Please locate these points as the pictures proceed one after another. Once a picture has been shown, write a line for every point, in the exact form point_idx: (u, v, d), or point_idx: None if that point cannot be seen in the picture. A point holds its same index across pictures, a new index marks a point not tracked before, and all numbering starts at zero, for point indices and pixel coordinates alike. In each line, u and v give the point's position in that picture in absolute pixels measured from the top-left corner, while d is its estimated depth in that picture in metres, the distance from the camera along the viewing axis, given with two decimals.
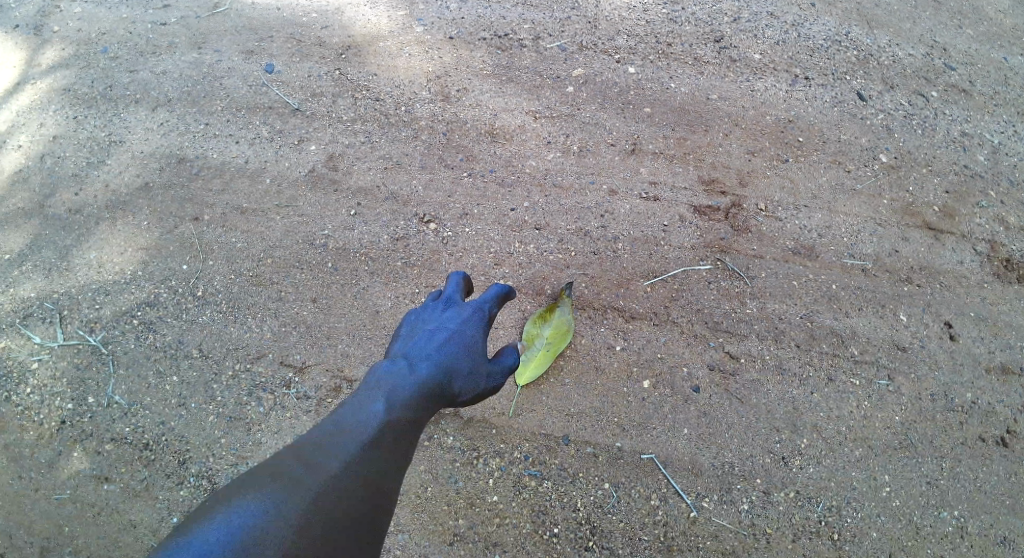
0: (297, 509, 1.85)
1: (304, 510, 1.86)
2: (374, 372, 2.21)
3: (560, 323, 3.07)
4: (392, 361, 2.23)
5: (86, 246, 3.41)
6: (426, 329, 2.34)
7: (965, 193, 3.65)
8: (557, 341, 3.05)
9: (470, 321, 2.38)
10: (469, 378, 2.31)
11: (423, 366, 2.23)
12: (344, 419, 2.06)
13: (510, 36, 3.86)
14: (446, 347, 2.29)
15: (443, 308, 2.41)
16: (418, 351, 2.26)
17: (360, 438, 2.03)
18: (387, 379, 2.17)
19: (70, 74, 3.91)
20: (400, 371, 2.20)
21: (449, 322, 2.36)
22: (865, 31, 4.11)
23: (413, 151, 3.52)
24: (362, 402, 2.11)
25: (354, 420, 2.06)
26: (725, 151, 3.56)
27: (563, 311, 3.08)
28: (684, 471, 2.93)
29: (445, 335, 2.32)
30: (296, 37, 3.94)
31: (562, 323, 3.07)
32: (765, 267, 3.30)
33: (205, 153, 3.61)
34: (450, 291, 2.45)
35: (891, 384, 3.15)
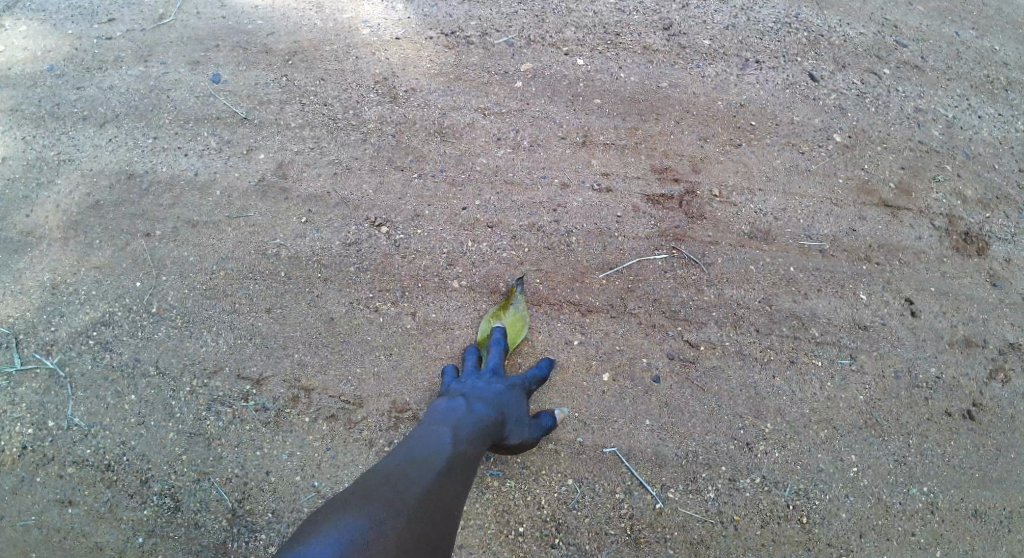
0: (393, 524, 2.17)
1: (398, 527, 2.17)
2: (439, 414, 2.60)
3: (516, 317, 3.11)
4: (454, 406, 2.65)
5: (39, 268, 3.35)
6: (478, 388, 2.79)
7: (921, 169, 3.67)
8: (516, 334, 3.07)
9: (515, 385, 2.86)
10: (517, 428, 2.74)
11: (482, 412, 2.65)
12: (422, 448, 2.43)
13: (457, 34, 3.83)
14: (497, 400, 2.74)
15: (490, 375, 2.89)
16: (475, 398, 2.71)
17: (437, 464, 2.39)
18: (453, 417, 2.58)
19: (16, 93, 3.84)
20: (461, 412, 2.61)
21: (497, 383, 2.83)
22: (814, 12, 4.11)
23: (363, 154, 3.49)
24: (435, 434, 2.49)
25: (431, 449, 2.43)
26: (677, 139, 3.56)
27: (517, 306, 3.13)
28: (648, 462, 2.92)
29: (495, 392, 2.78)
30: (242, 45, 3.90)
31: (518, 317, 3.11)
32: (721, 253, 3.30)
33: (155, 168, 3.57)
34: (495, 358, 2.95)
35: (853, 364, 3.15)
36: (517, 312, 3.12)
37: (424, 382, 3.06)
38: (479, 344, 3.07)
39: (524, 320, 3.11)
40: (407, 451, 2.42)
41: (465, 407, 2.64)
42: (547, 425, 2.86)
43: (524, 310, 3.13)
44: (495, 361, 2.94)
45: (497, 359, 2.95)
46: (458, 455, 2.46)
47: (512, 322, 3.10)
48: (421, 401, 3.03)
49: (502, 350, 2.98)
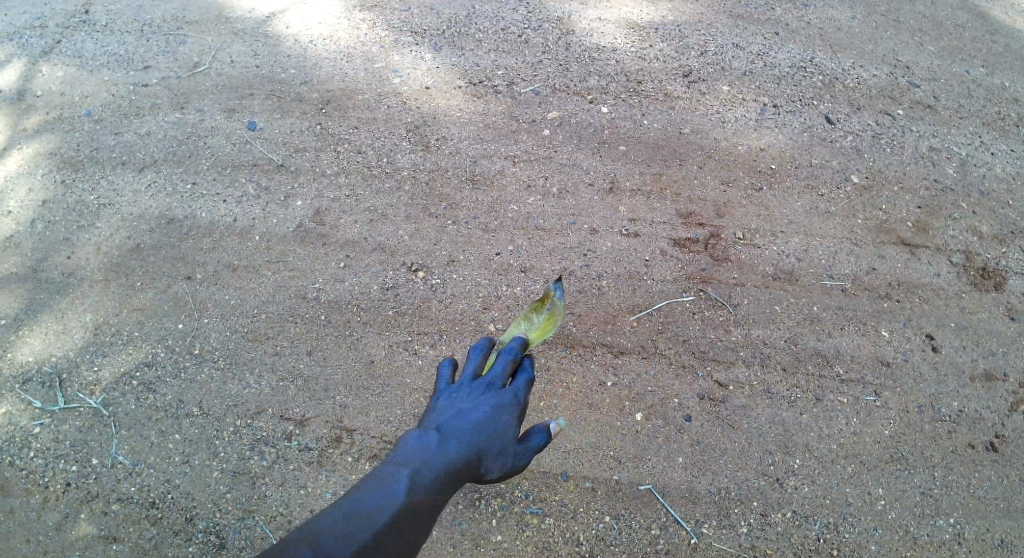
0: None
1: None
2: (406, 445, 2.22)
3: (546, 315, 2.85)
4: (422, 438, 2.23)
5: (81, 308, 3.46)
6: (459, 411, 2.33)
7: (937, 207, 3.77)
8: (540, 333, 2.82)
9: (504, 409, 2.37)
10: (495, 463, 2.29)
11: (451, 451, 2.22)
12: (374, 490, 2.05)
13: (484, 83, 4.03)
14: (475, 431, 2.28)
15: (479, 392, 2.39)
16: (449, 427, 2.28)
17: (383, 522, 2.00)
18: (416, 454, 2.18)
19: (55, 138, 4.06)
20: (427, 449, 2.20)
21: (483, 405, 2.35)
22: (829, 56, 4.29)
23: (397, 202, 3.62)
24: (393, 475, 2.11)
25: (381, 500, 2.03)
26: (700, 184, 3.68)
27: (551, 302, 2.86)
28: (683, 498, 2.98)
29: (476, 421, 2.31)
30: (276, 93, 4.07)
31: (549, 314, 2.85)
32: (747, 294, 3.40)
33: (194, 213, 3.69)
34: (495, 370, 2.47)
35: (877, 400, 3.22)
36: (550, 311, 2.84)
37: None
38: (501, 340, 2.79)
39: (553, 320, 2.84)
40: (351, 500, 2.02)
41: (435, 443, 2.22)
42: (535, 450, 2.38)
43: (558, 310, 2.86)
44: (494, 374, 2.46)
45: (498, 369, 2.47)
46: (413, 506, 2.07)
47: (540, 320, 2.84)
48: None
49: (507, 359, 2.51)
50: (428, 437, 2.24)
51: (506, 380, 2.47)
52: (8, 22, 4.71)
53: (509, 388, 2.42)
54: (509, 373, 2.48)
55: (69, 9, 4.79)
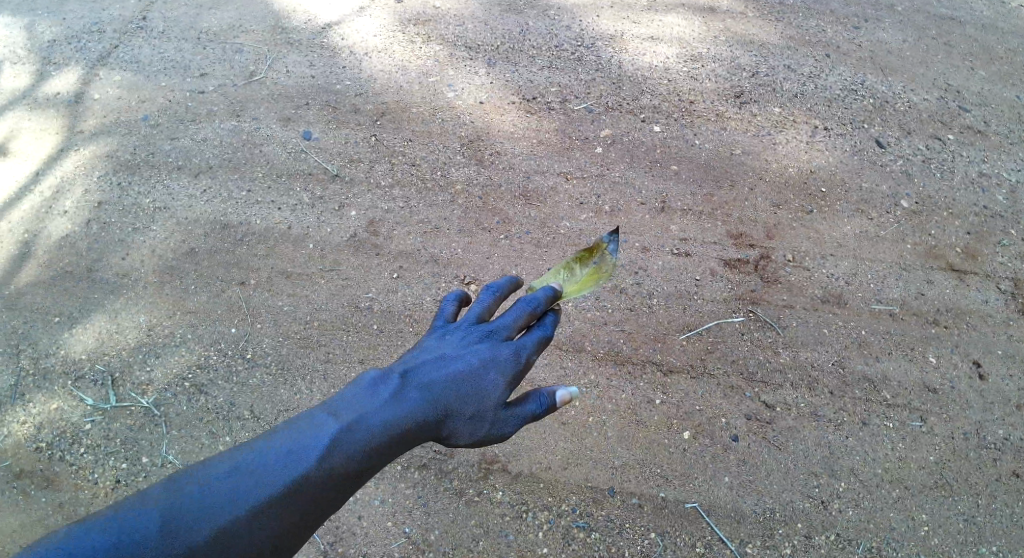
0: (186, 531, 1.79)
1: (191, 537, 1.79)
2: (360, 390, 2.04)
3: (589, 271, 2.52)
4: (381, 386, 2.05)
5: (135, 309, 3.55)
6: (442, 360, 2.12)
7: (986, 233, 3.75)
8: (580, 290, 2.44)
9: (495, 369, 2.12)
10: (464, 424, 2.09)
11: (404, 409, 2.03)
12: (294, 437, 1.93)
13: (538, 100, 4.19)
14: (444, 390, 2.08)
15: (474, 342, 2.15)
16: (418, 376, 2.08)
17: (293, 470, 1.89)
18: (361, 406, 2.01)
19: (112, 141, 4.18)
20: (377, 402, 2.02)
21: (468, 359, 2.12)
22: (880, 79, 4.37)
23: (450, 215, 3.71)
24: (324, 425, 1.96)
25: (300, 446, 1.92)
26: (751, 206, 3.75)
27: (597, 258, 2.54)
28: (727, 518, 2.96)
29: (451, 376, 2.09)
30: (332, 104, 4.22)
31: (592, 271, 2.52)
32: (796, 316, 3.41)
33: (248, 220, 3.78)
34: (506, 317, 2.19)
35: (924, 425, 3.18)
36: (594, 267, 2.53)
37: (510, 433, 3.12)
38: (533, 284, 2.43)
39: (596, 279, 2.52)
40: (270, 440, 1.93)
41: (393, 395, 2.04)
42: (524, 418, 2.14)
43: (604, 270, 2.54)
44: (503, 322, 2.18)
45: (510, 319, 2.18)
46: (328, 471, 1.92)
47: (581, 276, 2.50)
48: (508, 452, 3.08)
49: (523, 309, 2.20)
50: (387, 387, 2.05)
51: (517, 331, 2.19)
52: (68, 28, 4.87)
53: (512, 343, 2.16)
54: (520, 326, 2.19)
55: (128, 15, 4.92)
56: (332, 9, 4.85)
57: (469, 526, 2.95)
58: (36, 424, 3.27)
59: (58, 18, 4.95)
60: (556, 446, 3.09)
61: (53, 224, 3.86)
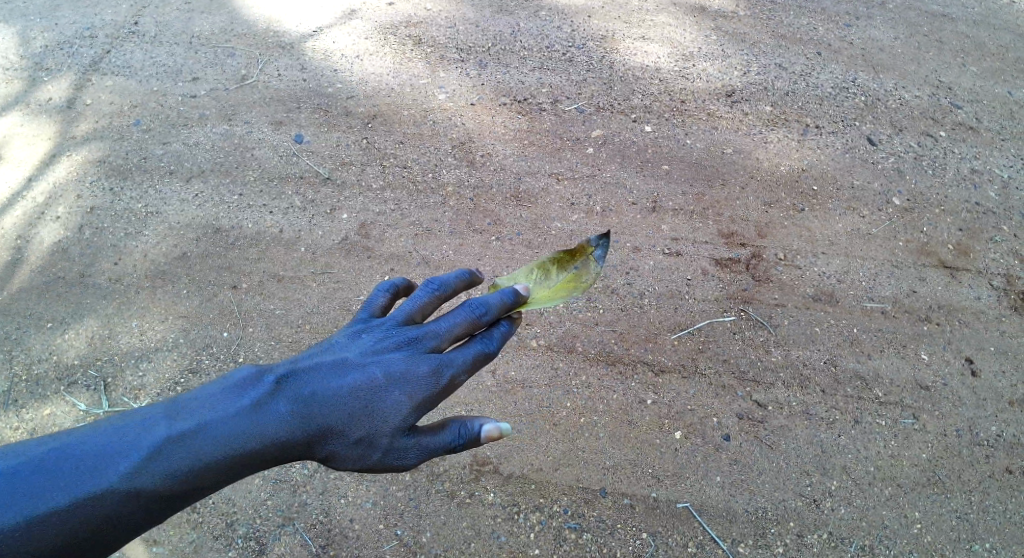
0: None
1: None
2: (226, 387, 1.80)
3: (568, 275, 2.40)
4: (251, 387, 1.81)
5: (127, 314, 3.55)
6: (340, 367, 1.89)
7: (978, 230, 3.75)
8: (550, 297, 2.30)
9: (402, 387, 1.89)
10: (346, 447, 1.86)
11: (269, 419, 1.78)
12: (129, 435, 1.69)
13: (529, 100, 4.19)
14: (325, 404, 1.84)
15: (386, 351, 1.92)
16: (302, 384, 1.85)
17: (117, 474, 1.66)
18: (216, 409, 1.76)
19: (104, 146, 4.18)
20: (236, 407, 1.77)
21: (371, 371, 1.89)
22: (871, 77, 4.37)
23: (442, 217, 3.71)
24: (164, 424, 1.71)
25: (130, 447, 1.68)
26: (742, 205, 3.75)
27: (580, 261, 2.42)
28: (719, 518, 2.96)
29: (342, 389, 1.86)
30: (323, 107, 4.23)
31: (571, 275, 2.39)
32: (787, 315, 3.41)
33: (240, 223, 3.78)
34: (440, 323, 1.97)
35: (916, 423, 3.18)
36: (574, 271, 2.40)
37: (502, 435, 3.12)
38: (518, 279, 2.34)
39: (574, 284, 2.38)
40: (101, 435, 1.69)
41: (261, 401, 1.79)
42: (428, 449, 1.91)
43: (585, 277, 2.40)
44: (433, 329, 1.96)
45: (444, 327, 1.96)
46: (140, 487, 1.66)
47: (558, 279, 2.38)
48: (500, 454, 3.08)
49: (466, 318, 1.97)
50: (257, 389, 1.81)
51: (447, 343, 1.97)
52: (61, 33, 4.87)
53: (432, 357, 1.93)
54: (451, 338, 1.96)
55: (120, 20, 4.93)
56: (314, 19, 4.81)
57: (461, 528, 2.95)
58: (28, 430, 3.26)
59: (50, 24, 4.95)
60: (548, 447, 3.09)
61: (46, 230, 3.86)
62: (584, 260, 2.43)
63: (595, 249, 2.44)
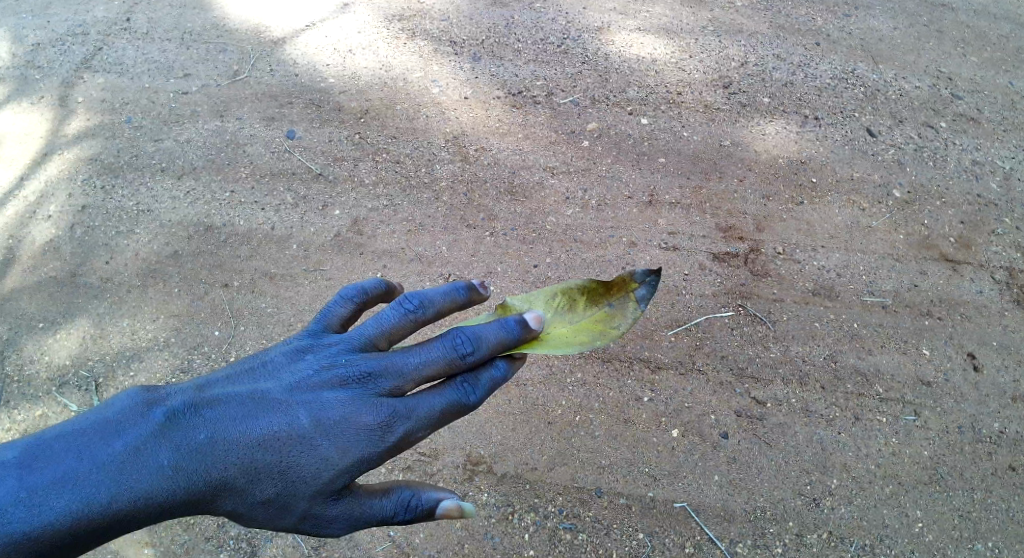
0: None
1: None
2: (101, 425, 1.81)
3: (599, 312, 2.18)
4: (136, 426, 1.82)
5: (118, 314, 3.50)
6: (258, 409, 1.89)
7: (980, 222, 3.70)
8: (569, 340, 2.10)
9: (328, 437, 1.88)
10: (250, 499, 1.85)
11: (145, 469, 1.78)
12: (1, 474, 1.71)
13: (524, 94, 4.13)
14: (220, 455, 1.84)
15: (319, 389, 1.92)
16: (201, 428, 1.85)
17: None
18: (84, 454, 1.76)
19: (95, 143, 4.13)
20: (110, 452, 1.77)
21: (295, 415, 1.89)
22: (870, 67, 4.31)
23: (435, 212, 3.66)
24: (28, 470, 1.72)
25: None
26: (740, 198, 3.70)
27: (616, 299, 2.19)
28: (717, 517, 2.91)
29: (247, 437, 1.86)
30: (315, 102, 4.17)
31: (602, 314, 2.18)
32: (786, 310, 3.36)
33: (232, 221, 3.73)
34: (407, 361, 1.92)
35: (918, 420, 3.13)
36: (607, 310, 2.18)
37: (497, 434, 3.07)
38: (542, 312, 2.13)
39: (604, 326, 2.16)
40: None
41: (143, 443, 1.80)
42: (360, 510, 1.89)
43: (621, 323, 2.16)
44: (396, 364, 1.91)
45: (410, 368, 1.91)
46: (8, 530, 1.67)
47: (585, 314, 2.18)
48: (494, 454, 3.04)
49: (440, 361, 1.91)
50: (138, 428, 1.81)
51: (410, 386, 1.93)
52: (52, 30, 4.82)
53: (386, 400, 1.91)
54: (415, 380, 1.92)
55: (111, 16, 4.87)
56: (289, 21, 4.71)
57: (454, 529, 2.90)
58: (19, 431, 3.21)
59: (41, 21, 4.90)
60: (542, 446, 3.04)
61: (37, 229, 3.82)
62: (623, 297, 2.19)
63: (640, 287, 2.19)
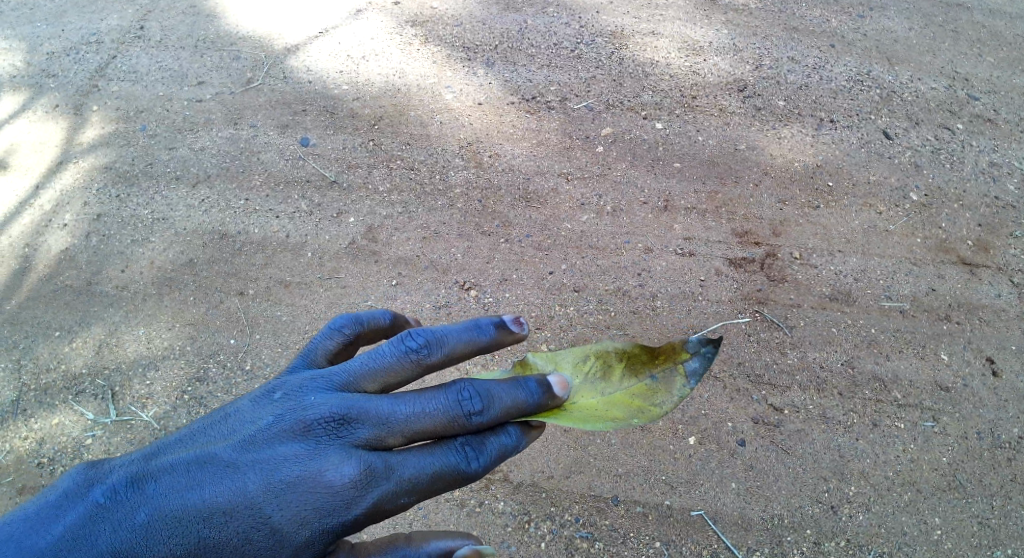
0: None
1: None
2: (42, 511, 1.66)
3: (640, 384, 2.12)
4: (74, 508, 1.67)
5: (134, 322, 3.52)
6: (219, 467, 1.73)
7: (998, 225, 3.66)
8: (601, 413, 2.05)
9: (296, 496, 1.71)
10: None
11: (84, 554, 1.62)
12: None
13: (537, 99, 4.13)
14: (169, 527, 1.67)
15: (288, 441, 1.75)
16: (153, 497, 1.69)
17: None
18: (20, 544, 1.60)
19: (111, 152, 4.15)
20: (50, 539, 1.62)
21: (258, 474, 1.72)
22: (886, 69, 4.28)
23: (449, 219, 3.66)
24: None
25: None
26: (756, 203, 3.68)
27: (663, 370, 2.11)
28: (734, 526, 2.89)
29: (201, 502, 1.69)
30: (329, 109, 4.18)
31: (643, 386, 2.11)
32: (803, 316, 3.34)
33: (247, 228, 3.74)
34: (392, 409, 1.74)
35: (937, 426, 3.10)
36: (650, 382, 2.11)
37: None
38: (575, 378, 2.08)
39: (644, 400, 2.10)
40: None
41: (84, 524, 1.65)
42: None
43: (664, 399, 2.08)
44: (379, 413, 1.74)
45: (394, 417, 1.74)
46: None
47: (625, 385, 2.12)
48: (510, 462, 3.03)
49: (428, 413, 1.74)
50: (76, 510, 1.66)
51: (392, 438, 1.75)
52: (67, 39, 4.85)
53: (372, 455, 1.73)
54: (407, 434, 1.74)
55: (126, 24, 4.90)
56: (299, 31, 4.70)
57: (470, 538, 2.90)
58: (38, 439, 3.24)
59: (57, 30, 4.94)
60: (558, 455, 3.03)
61: (53, 238, 3.84)
62: (670, 368, 2.11)
63: (691, 359, 2.10)
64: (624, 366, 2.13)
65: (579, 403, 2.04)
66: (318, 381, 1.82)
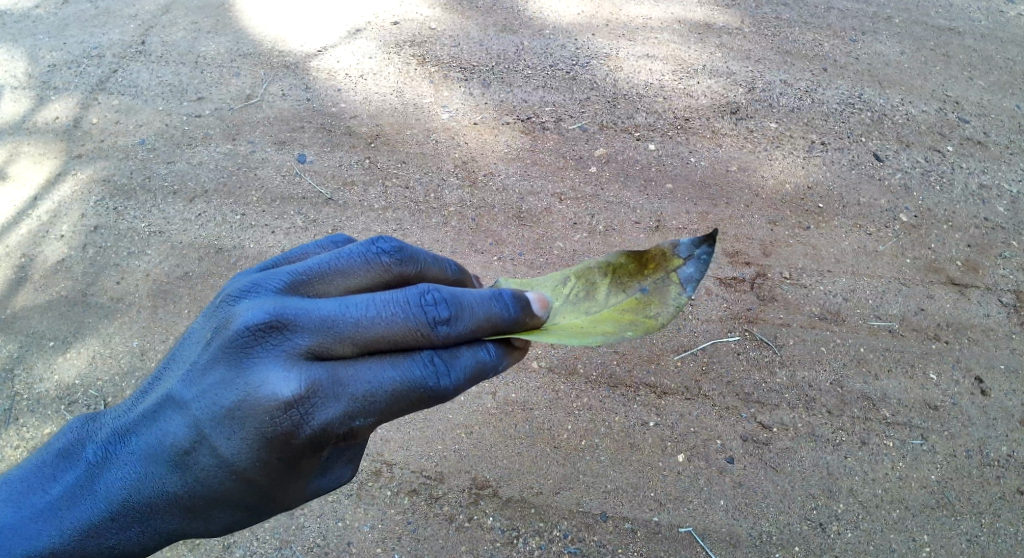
0: None
1: None
2: (46, 469, 1.90)
3: (630, 299, 2.19)
4: (74, 468, 1.88)
5: (129, 334, 3.54)
6: (175, 404, 1.77)
7: (987, 245, 3.70)
8: (590, 329, 2.06)
9: (244, 423, 1.70)
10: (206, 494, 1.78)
11: (84, 507, 1.83)
12: None
13: (532, 120, 4.18)
14: (146, 473, 1.79)
15: (230, 364, 1.73)
16: (131, 446, 1.81)
17: None
18: (32, 501, 1.86)
19: (109, 165, 4.19)
20: (51, 498, 1.86)
21: (207, 404, 1.73)
22: (877, 92, 4.34)
23: (443, 237, 3.70)
24: None
25: None
26: (747, 222, 3.72)
27: (654, 279, 2.19)
28: (722, 542, 2.91)
29: (166, 440, 1.77)
30: (327, 127, 4.23)
31: (634, 300, 2.19)
32: (792, 334, 3.37)
33: (243, 243, 3.77)
34: (335, 321, 1.70)
35: (925, 444, 3.12)
36: (640, 297, 2.19)
37: (502, 458, 3.09)
38: (562, 300, 2.14)
39: (635, 314, 2.16)
40: None
41: (81, 481, 1.85)
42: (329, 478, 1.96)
43: (659, 309, 2.15)
44: (320, 326, 1.70)
45: (337, 329, 1.70)
46: None
47: (614, 301, 2.19)
48: (500, 477, 3.05)
49: (374, 323, 1.71)
50: (74, 472, 1.87)
51: (336, 352, 1.71)
52: (69, 53, 4.90)
53: (320, 367, 1.70)
54: (359, 342, 1.71)
55: (127, 39, 4.95)
56: (327, 32, 4.86)
57: (460, 552, 2.92)
58: (31, 448, 3.25)
59: (59, 44, 4.99)
60: (548, 470, 3.06)
61: (50, 248, 3.88)
62: (664, 277, 2.18)
63: (685, 265, 2.17)
64: (611, 281, 2.22)
65: (567, 320, 2.08)
66: (261, 288, 1.80)
